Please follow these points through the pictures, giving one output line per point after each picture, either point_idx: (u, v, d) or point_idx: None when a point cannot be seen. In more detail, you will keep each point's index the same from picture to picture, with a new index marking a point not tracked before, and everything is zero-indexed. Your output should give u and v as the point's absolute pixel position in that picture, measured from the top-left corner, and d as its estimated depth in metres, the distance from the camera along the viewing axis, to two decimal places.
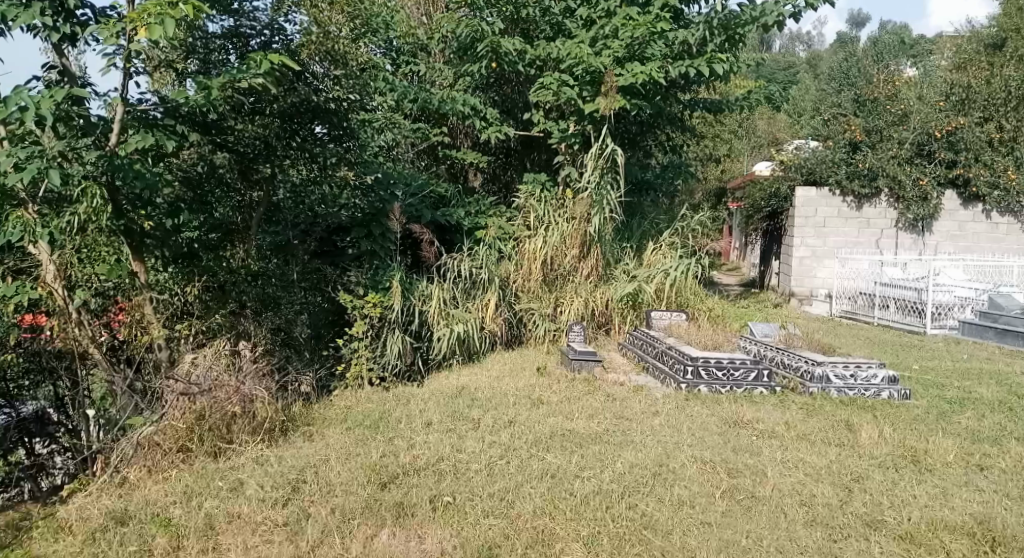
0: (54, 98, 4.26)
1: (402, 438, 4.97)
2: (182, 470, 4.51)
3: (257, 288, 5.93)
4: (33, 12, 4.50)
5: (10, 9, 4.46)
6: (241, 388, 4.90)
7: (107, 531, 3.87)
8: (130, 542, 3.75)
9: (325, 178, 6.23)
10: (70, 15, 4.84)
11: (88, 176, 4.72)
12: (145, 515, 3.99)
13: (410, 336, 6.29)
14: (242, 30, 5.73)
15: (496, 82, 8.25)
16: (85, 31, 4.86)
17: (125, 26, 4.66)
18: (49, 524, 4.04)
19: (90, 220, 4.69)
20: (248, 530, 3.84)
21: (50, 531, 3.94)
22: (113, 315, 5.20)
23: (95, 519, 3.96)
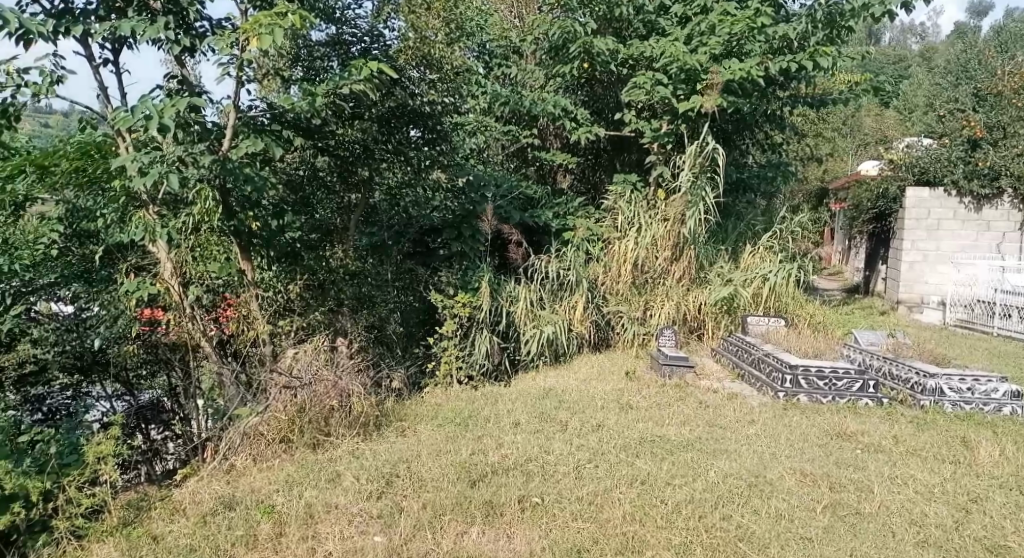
0: (175, 107, 4.55)
1: (490, 437, 5.01)
2: (284, 460, 4.69)
3: (355, 287, 6.12)
4: (158, 26, 4.80)
5: (139, 25, 4.77)
6: (340, 382, 5.06)
7: (217, 514, 4.09)
8: (237, 527, 3.95)
9: (419, 180, 6.29)
10: (190, 28, 5.13)
11: (203, 179, 4.99)
12: (251, 501, 4.20)
13: (497, 336, 6.36)
14: (344, 37, 5.89)
15: (587, 82, 8.23)
16: (203, 43, 5.14)
17: (238, 36, 4.88)
18: (165, 505, 4.28)
19: (204, 220, 5.03)
20: (345, 521, 3.98)
21: (166, 512, 4.17)
22: (222, 310, 5.44)
23: (205, 503, 4.19)
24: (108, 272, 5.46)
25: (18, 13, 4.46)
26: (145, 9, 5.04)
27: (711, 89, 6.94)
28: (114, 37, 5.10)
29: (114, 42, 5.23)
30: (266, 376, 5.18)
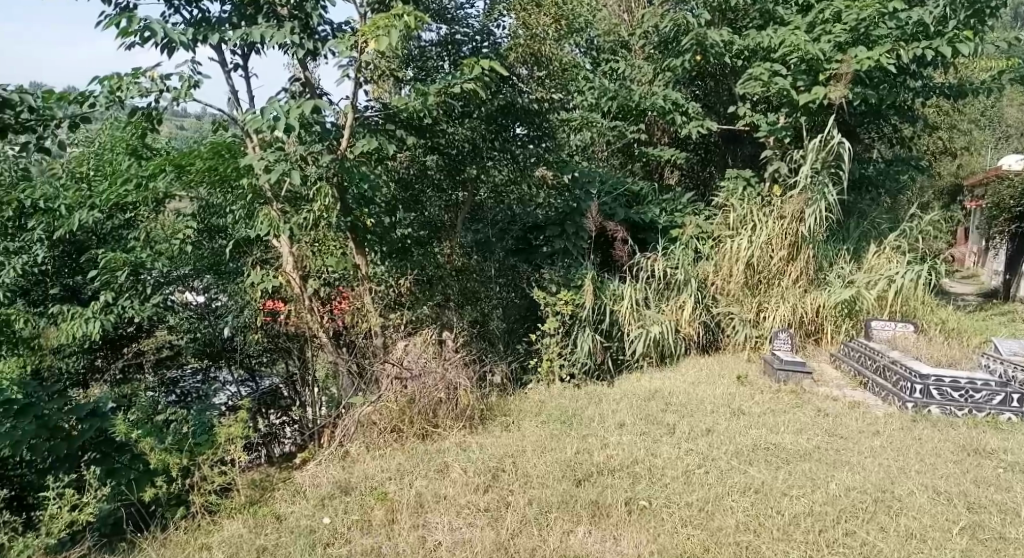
0: (301, 109, 4.64)
1: (596, 437, 4.64)
2: (397, 449, 4.48)
3: (461, 283, 6.13)
4: (284, 31, 4.92)
5: (267, 31, 4.91)
6: (448, 374, 4.83)
7: (335, 498, 3.97)
8: (351, 511, 3.82)
9: (524, 179, 6.10)
10: (312, 32, 5.19)
11: (322, 177, 5.12)
12: (365, 487, 4.05)
13: (600, 335, 6.27)
14: (456, 37, 5.82)
15: (700, 77, 7.99)
16: (326, 47, 5.13)
17: (357, 38, 4.65)
18: (289, 486, 4.20)
19: (323, 216, 5.22)
20: (454, 512, 3.77)
21: (288, 492, 4.10)
22: (336, 303, 5.50)
23: (323, 486, 4.07)
24: (236, 265, 5.78)
25: (164, 23, 4.72)
26: (272, 15, 5.21)
27: (837, 80, 6.55)
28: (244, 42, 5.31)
29: (246, 47, 5.51)
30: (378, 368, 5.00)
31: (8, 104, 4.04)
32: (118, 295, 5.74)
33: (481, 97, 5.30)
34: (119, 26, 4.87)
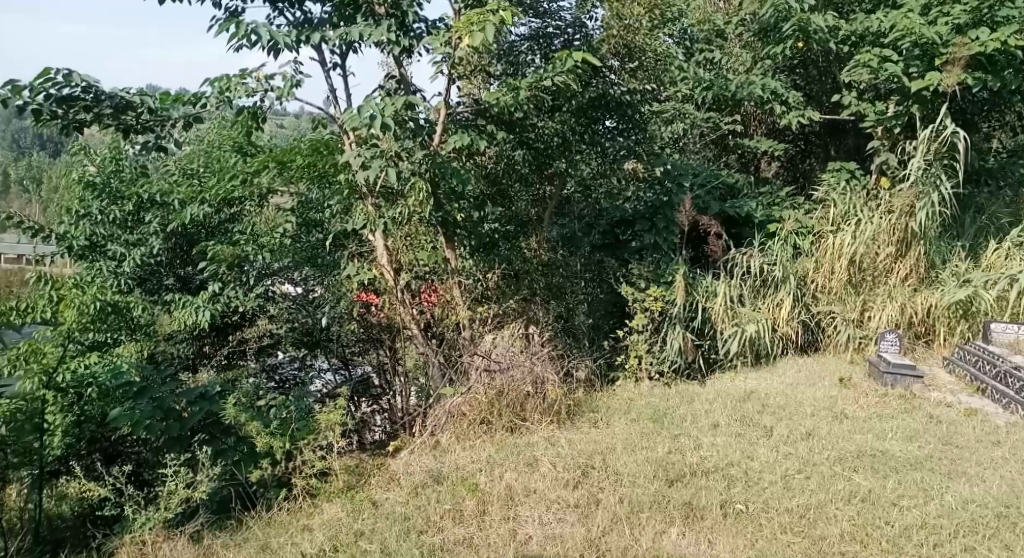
0: (396, 105, 4.73)
1: (688, 436, 4.41)
2: (485, 439, 4.45)
3: (547, 278, 6.14)
4: (382, 29, 5.00)
5: (365, 30, 5.00)
6: (535, 368, 4.80)
7: (427, 487, 3.80)
8: (443, 501, 3.64)
9: (613, 172, 6.10)
10: (406, 30, 5.25)
11: (415, 173, 5.12)
12: (456, 477, 3.87)
13: (692, 333, 6.13)
14: (548, 31, 5.68)
15: (801, 65, 7.68)
16: (421, 43, 5.16)
17: (451, 35, 4.65)
18: (383, 473, 4.14)
19: (416, 211, 5.26)
20: (542, 506, 3.57)
21: (383, 480, 4.02)
22: (426, 295, 5.59)
23: (416, 475, 3.91)
24: (332, 257, 5.87)
25: (270, 27, 4.88)
26: (370, 15, 5.27)
27: (954, 65, 6.16)
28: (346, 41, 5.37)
29: (344, 47, 5.68)
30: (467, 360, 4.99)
31: (128, 106, 4.50)
32: (224, 286, 6.08)
33: (573, 90, 5.19)
34: (227, 29, 5.06)
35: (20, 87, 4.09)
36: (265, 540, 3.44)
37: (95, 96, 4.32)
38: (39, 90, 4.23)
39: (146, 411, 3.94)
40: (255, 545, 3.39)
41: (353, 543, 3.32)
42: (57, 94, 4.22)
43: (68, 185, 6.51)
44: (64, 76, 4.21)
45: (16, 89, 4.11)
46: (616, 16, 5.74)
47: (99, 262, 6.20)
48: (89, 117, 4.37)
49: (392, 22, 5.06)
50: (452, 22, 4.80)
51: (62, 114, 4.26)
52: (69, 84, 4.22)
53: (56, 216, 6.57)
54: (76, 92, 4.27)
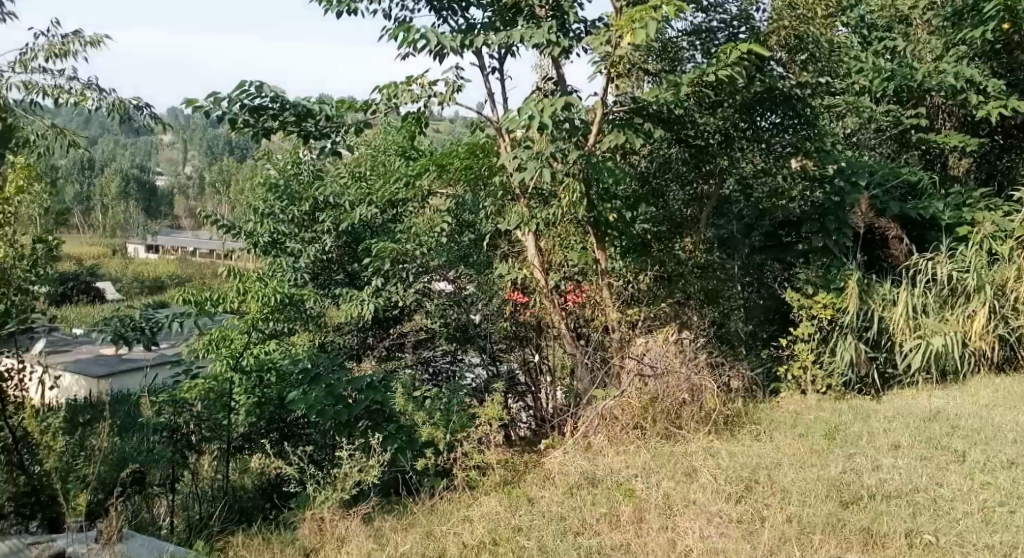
0: (554, 106, 4.69)
1: (865, 457, 4.11)
2: (640, 443, 4.36)
3: (702, 282, 5.85)
4: (543, 31, 5.02)
5: (527, 32, 5.05)
6: (691, 376, 4.67)
7: (582, 488, 3.79)
8: (600, 504, 3.61)
9: (777, 170, 5.74)
10: (568, 30, 5.31)
11: (568, 172, 5.00)
12: (611, 482, 3.82)
13: (866, 345, 5.69)
14: (710, 25, 5.47)
15: (1002, 50, 6.95)
16: (581, 43, 5.14)
17: (611, 34, 4.63)
18: (538, 471, 4.15)
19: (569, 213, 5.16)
20: (704, 519, 3.43)
21: (539, 478, 4.03)
22: (572, 295, 5.56)
23: (572, 475, 3.90)
24: (484, 257, 6.00)
25: (438, 31, 5.05)
26: (532, 17, 5.33)
27: None
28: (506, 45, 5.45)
29: (506, 50, 5.76)
30: (620, 364, 4.92)
31: (309, 113, 4.89)
32: (387, 280, 6.18)
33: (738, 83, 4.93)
34: (398, 36, 5.31)
35: (220, 98, 4.53)
36: (429, 527, 3.53)
37: (281, 105, 4.76)
38: (235, 100, 4.68)
39: (321, 397, 4.21)
40: (420, 531, 3.49)
41: (512, 538, 3.34)
42: (250, 104, 4.66)
43: (253, 187, 7.26)
44: (256, 87, 4.64)
45: (217, 99, 4.56)
46: (788, 5, 5.33)
47: (281, 258, 6.78)
48: (275, 125, 4.88)
49: (553, 23, 5.07)
50: (612, 20, 4.77)
51: (253, 122, 4.80)
52: (260, 95, 4.66)
53: (243, 213, 7.15)
54: (264, 102, 4.71)
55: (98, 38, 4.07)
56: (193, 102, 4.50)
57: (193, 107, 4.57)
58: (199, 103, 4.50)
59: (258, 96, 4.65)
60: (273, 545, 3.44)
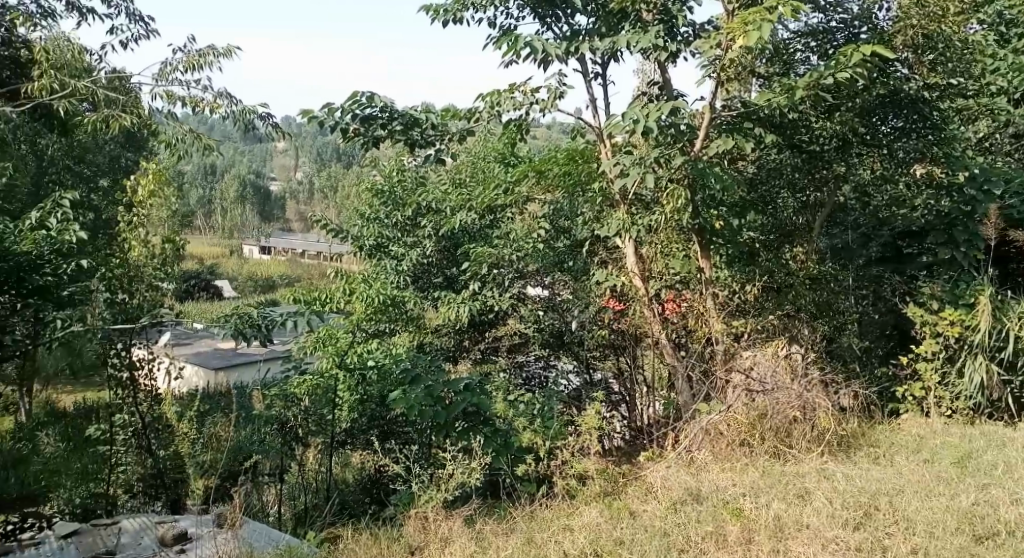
0: (660, 110, 4.60)
1: (1000, 488, 3.79)
2: (747, 461, 4.19)
3: (814, 295, 5.47)
4: (650, 35, 4.90)
5: (633, 37, 4.96)
6: (804, 393, 4.45)
7: (686, 504, 3.67)
8: (706, 522, 3.48)
9: (898, 176, 5.44)
10: (676, 33, 5.17)
11: (673, 179, 4.90)
12: (717, 499, 3.67)
13: (998, 367, 5.26)
14: (829, 26, 5.22)
15: None
16: (689, 47, 5.00)
17: (723, 37, 4.47)
18: (640, 483, 4.05)
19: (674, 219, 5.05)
20: (818, 545, 3.25)
21: (641, 491, 3.93)
22: (668, 305, 5.36)
23: (675, 490, 3.78)
24: (582, 263, 5.90)
25: (542, 38, 5.03)
26: (638, 21, 5.19)
27: None
28: (609, 52, 5.38)
29: (610, 55, 5.67)
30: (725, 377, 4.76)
31: (415, 123, 4.96)
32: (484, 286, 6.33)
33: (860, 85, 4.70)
34: (503, 44, 5.30)
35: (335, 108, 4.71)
36: (530, 533, 3.49)
37: (390, 114, 4.90)
38: (348, 110, 4.82)
39: (421, 397, 4.25)
40: (521, 537, 3.45)
41: (615, 552, 3.26)
42: (362, 113, 4.81)
43: (360, 192, 7.47)
44: (368, 97, 4.77)
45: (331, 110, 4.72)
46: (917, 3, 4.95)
47: (384, 261, 6.93)
48: (384, 134, 4.97)
49: (661, 26, 4.96)
50: (724, 23, 4.61)
51: (364, 130, 4.91)
52: (371, 106, 4.80)
53: (350, 216, 7.35)
54: (375, 112, 4.85)
55: (232, 50, 4.16)
56: (309, 113, 4.67)
57: (309, 117, 4.74)
58: (313, 113, 4.65)
59: (369, 106, 4.78)
60: (378, 541, 3.50)
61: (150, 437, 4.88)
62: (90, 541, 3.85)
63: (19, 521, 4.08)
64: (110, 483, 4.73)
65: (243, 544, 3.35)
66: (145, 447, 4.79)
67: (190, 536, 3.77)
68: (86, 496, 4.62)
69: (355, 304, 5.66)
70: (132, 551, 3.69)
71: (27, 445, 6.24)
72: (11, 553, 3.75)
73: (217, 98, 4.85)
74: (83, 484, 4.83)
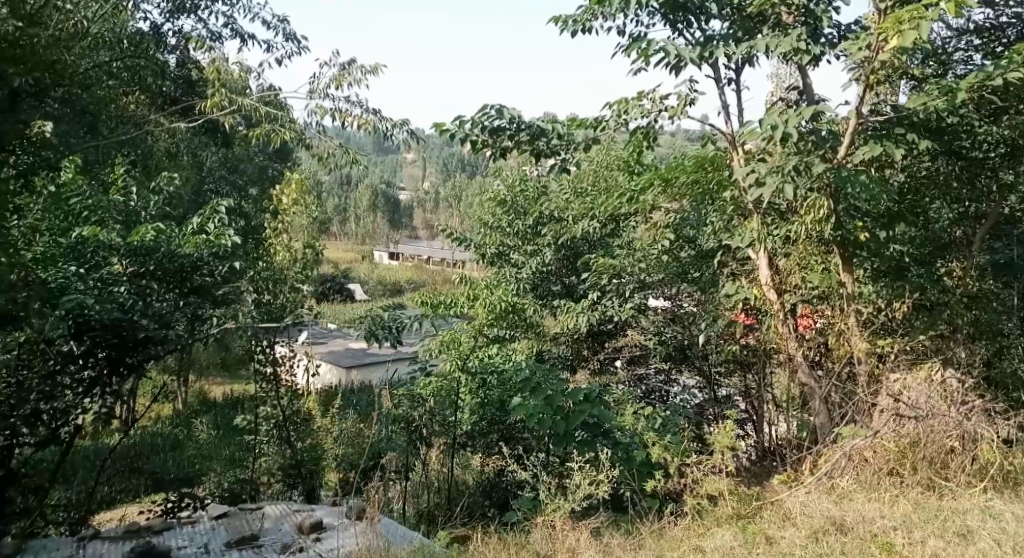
0: (801, 115, 4.36)
1: None
2: (897, 491, 3.88)
3: (976, 314, 4.99)
4: (792, 39, 4.65)
5: (773, 40, 4.73)
6: (964, 421, 4.06)
7: (830, 535, 3.43)
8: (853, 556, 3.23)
9: None
10: (819, 36, 4.90)
11: (813, 188, 4.59)
12: (864, 530, 3.42)
13: None
14: (997, 23, 4.82)
15: None
16: (834, 49, 4.73)
17: (874, 37, 4.18)
18: (777, 508, 3.82)
19: (814, 231, 4.69)
20: None
21: (777, 515, 3.71)
22: (800, 321, 5.05)
23: (816, 516, 3.55)
24: (713, 273, 5.61)
25: (675, 44, 4.88)
26: (778, 24, 4.99)
27: None
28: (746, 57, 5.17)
29: (744, 60, 5.46)
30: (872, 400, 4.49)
31: (541, 133, 4.93)
32: (602, 295, 6.24)
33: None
34: (635, 50, 5.20)
35: (464, 121, 4.74)
36: (659, 552, 3.37)
37: (518, 125, 4.87)
38: (476, 122, 4.85)
39: (542, 405, 4.21)
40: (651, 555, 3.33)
41: None
42: (491, 125, 4.82)
43: (482, 200, 7.52)
44: (497, 109, 4.77)
45: (461, 123, 4.75)
46: None
47: (506, 269, 6.95)
48: (511, 145, 4.97)
49: (803, 28, 4.70)
50: (875, 22, 4.32)
51: (492, 142, 4.93)
52: (500, 117, 4.79)
53: (473, 223, 7.44)
54: (503, 123, 4.85)
55: (380, 67, 4.25)
56: (441, 126, 4.72)
57: (440, 131, 4.85)
58: (445, 127, 4.74)
59: (497, 118, 4.78)
60: (503, 546, 3.47)
61: (290, 429, 5.13)
62: (237, 523, 4.02)
63: (176, 500, 4.46)
64: (253, 470, 5.01)
65: (382, 539, 3.42)
66: (285, 438, 5.05)
67: (327, 527, 3.91)
68: (233, 480, 4.95)
69: (476, 309, 5.71)
70: (274, 536, 3.85)
71: (181, 432, 6.73)
72: (172, 529, 3.99)
73: (364, 113, 5.00)
74: (230, 469, 5.15)
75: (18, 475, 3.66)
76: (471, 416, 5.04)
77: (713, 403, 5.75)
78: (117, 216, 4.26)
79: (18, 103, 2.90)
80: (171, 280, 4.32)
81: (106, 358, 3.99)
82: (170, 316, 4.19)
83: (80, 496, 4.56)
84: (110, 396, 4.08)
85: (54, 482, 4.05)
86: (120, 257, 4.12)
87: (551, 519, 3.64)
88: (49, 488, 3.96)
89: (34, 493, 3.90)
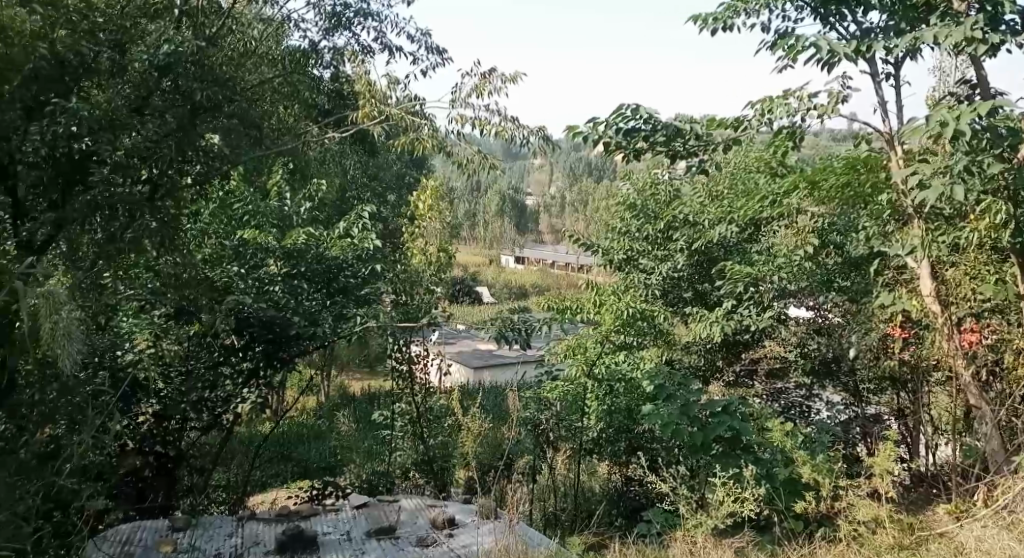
0: (976, 109, 3.96)
1: None
2: None
3: None
4: (964, 28, 4.25)
5: (942, 30, 4.33)
6: None
7: None
8: None
9: None
10: (997, 23, 4.45)
11: (987, 191, 4.18)
12: None
13: None
14: None
15: None
16: (1015, 38, 4.30)
17: None
18: (947, 541, 3.50)
19: (988, 238, 4.28)
20: None
21: (946, 548, 3.39)
22: (965, 336, 4.34)
23: (994, 552, 3.21)
24: (866, 281, 5.25)
25: (829, 38, 4.59)
26: (949, 13, 4.59)
27: None
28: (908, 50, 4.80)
29: (905, 54, 5.08)
30: None
31: (678, 134, 4.69)
32: (738, 303, 5.92)
33: None
34: (781, 46, 4.95)
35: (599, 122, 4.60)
36: None
37: (654, 126, 4.65)
38: (611, 124, 4.67)
39: (678, 413, 4.06)
40: None
41: None
42: (626, 127, 4.63)
43: (613, 205, 7.36)
44: (633, 110, 4.57)
45: (595, 125, 4.62)
46: None
47: (633, 275, 6.68)
48: (644, 146, 4.74)
49: (981, 16, 4.27)
50: None
51: (626, 144, 4.71)
52: (635, 118, 4.59)
53: (604, 227, 7.33)
54: (639, 124, 4.65)
55: (520, 75, 4.15)
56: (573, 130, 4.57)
57: (573, 133, 4.71)
58: (580, 130, 4.64)
59: (632, 119, 4.59)
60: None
61: (424, 426, 5.18)
62: (376, 514, 4.09)
63: (321, 488, 4.59)
64: (390, 465, 5.15)
65: (518, 540, 3.38)
66: (419, 434, 5.09)
67: (460, 524, 3.94)
68: (371, 472, 5.19)
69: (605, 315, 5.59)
70: (410, 529, 3.89)
71: (318, 426, 7.00)
72: (317, 516, 4.08)
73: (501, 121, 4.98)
74: (369, 462, 5.32)
75: (187, 456, 4.11)
76: (598, 424, 4.92)
77: (863, 420, 5.36)
78: (273, 221, 4.65)
79: (198, 120, 3.08)
80: (319, 281, 4.50)
81: (262, 352, 4.17)
82: (319, 313, 4.28)
83: (237, 478, 4.84)
84: (265, 387, 4.24)
85: (216, 465, 4.32)
86: (277, 260, 4.40)
87: (694, 534, 3.48)
88: (213, 469, 4.24)
89: (200, 473, 4.17)
